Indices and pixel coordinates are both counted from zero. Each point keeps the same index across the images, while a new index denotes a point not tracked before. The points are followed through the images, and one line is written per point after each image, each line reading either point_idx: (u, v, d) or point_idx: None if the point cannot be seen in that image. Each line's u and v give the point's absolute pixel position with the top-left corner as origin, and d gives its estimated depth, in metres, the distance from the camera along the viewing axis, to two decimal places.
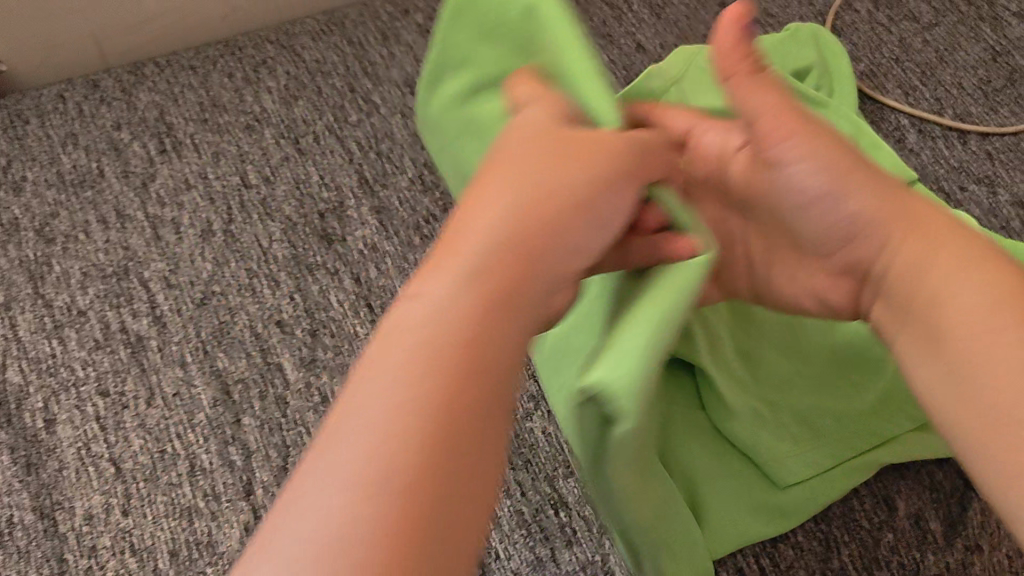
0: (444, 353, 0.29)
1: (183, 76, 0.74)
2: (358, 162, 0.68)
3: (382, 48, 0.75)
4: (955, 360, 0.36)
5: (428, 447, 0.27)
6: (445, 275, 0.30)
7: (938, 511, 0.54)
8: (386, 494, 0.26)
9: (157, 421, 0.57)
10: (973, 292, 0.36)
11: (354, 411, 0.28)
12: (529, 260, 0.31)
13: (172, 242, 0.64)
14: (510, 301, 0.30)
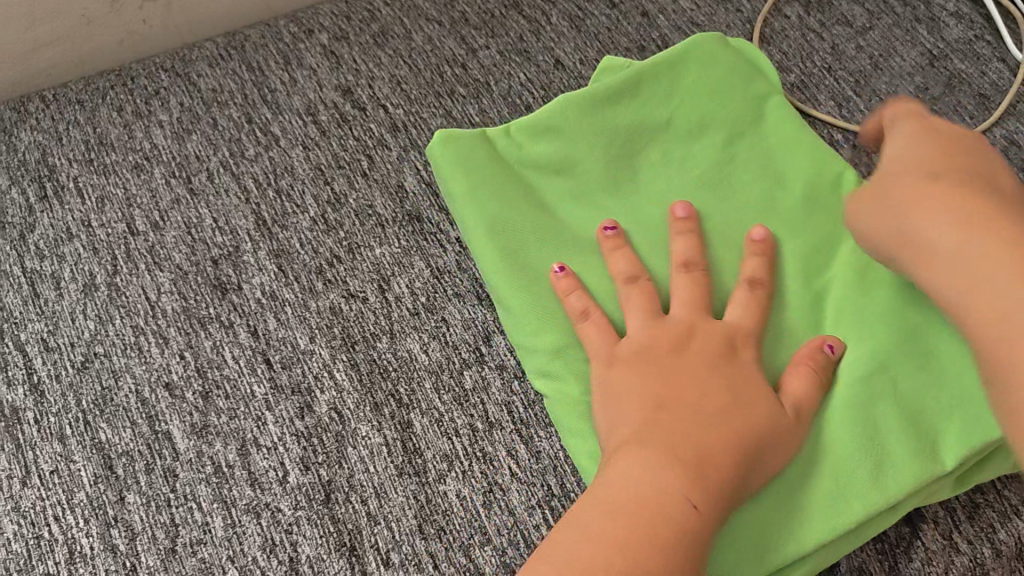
0: (678, 494, 0.42)
1: (68, 111, 0.68)
2: (255, 202, 0.63)
3: (284, 73, 0.70)
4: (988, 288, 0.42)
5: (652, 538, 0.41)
6: (662, 439, 0.44)
7: (881, 564, 0.51)
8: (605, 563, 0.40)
9: (33, 503, 0.52)
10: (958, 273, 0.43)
11: (606, 492, 0.43)
12: (741, 451, 0.45)
13: (51, 299, 0.59)
14: (730, 470, 0.44)
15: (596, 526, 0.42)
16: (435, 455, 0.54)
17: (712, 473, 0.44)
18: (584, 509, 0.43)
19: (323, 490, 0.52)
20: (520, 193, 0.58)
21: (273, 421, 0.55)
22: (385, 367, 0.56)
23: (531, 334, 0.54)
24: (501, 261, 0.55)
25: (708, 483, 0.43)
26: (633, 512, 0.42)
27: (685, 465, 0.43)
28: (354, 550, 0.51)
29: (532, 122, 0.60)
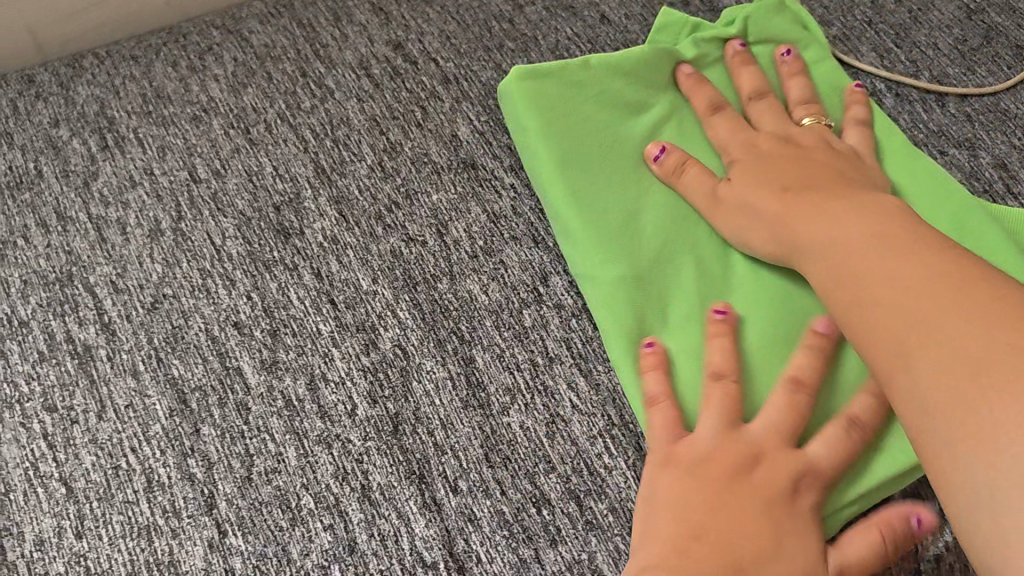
0: None
1: (124, 66, 0.70)
2: (314, 151, 0.64)
3: (335, 29, 0.71)
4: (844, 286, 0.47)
5: None
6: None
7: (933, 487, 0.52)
8: None
9: (110, 436, 0.54)
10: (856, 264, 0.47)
11: None
12: None
13: (118, 243, 0.61)
14: None
15: None
16: (499, 389, 0.55)
17: None
18: None
19: (391, 422, 0.54)
20: (587, 135, 0.60)
21: (340, 356, 0.56)
22: (446, 307, 0.58)
23: (593, 256, 0.57)
24: (567, 190, 0.58)
25: None
26: None
27: None
28: (423, 478, 0.53)
29: (610, 62, 0.63)
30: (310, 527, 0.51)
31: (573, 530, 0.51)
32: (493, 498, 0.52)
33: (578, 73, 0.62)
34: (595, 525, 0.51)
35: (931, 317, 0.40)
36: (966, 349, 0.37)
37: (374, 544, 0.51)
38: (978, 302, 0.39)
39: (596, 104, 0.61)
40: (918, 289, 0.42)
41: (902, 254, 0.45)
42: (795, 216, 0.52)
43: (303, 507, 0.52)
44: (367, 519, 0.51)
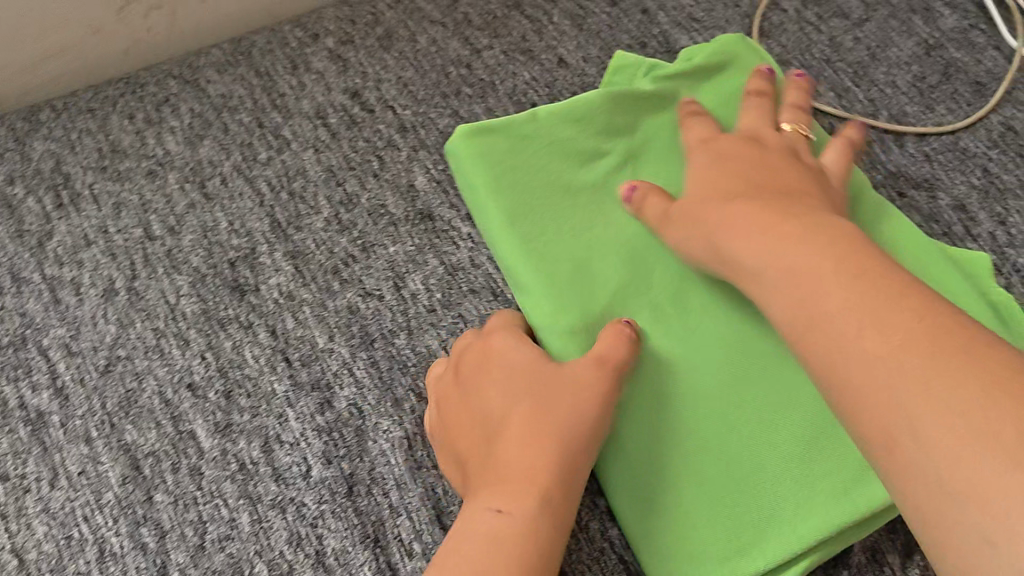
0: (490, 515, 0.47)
1: (80, 120, 0.69)
2: (269, 204, 0.64)
3: (292, 77, 0.71)
4: (796, 288, 0.43)
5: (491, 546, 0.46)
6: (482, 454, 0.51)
7: (893, 544, 0.54)
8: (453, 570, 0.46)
9: (62, 504, 0.53)
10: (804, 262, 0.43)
11: (463, 529, 0.48)
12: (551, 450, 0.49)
13: (72, 305, 0.60)
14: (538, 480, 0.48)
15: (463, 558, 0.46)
16: None
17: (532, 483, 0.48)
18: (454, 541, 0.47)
19: (346, 483, 0.54)
20: (544, 188, 0.60)
21: (295, 417, 0.56)
22: (404, 363, 0.58)
23: (548, 309, 0.56)
24: (519, 244, 0.58)
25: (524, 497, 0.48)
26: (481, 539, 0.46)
27: (504, 489, 0.48)
28: (378, 541, 0.52)
29: (562, 112, 0.62)
30: None
31: None
32: None
33: (527, 126, 0.61)
34: None
35: (905, 353, 0.35)
36: (924, 380, 0.34)
37: None
38: (965, 347, 0.34)
39: (549, 155, 0.61)
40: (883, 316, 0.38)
41: (866, 264, 0.41)
42: (747, 223, 0.49)
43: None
44: None
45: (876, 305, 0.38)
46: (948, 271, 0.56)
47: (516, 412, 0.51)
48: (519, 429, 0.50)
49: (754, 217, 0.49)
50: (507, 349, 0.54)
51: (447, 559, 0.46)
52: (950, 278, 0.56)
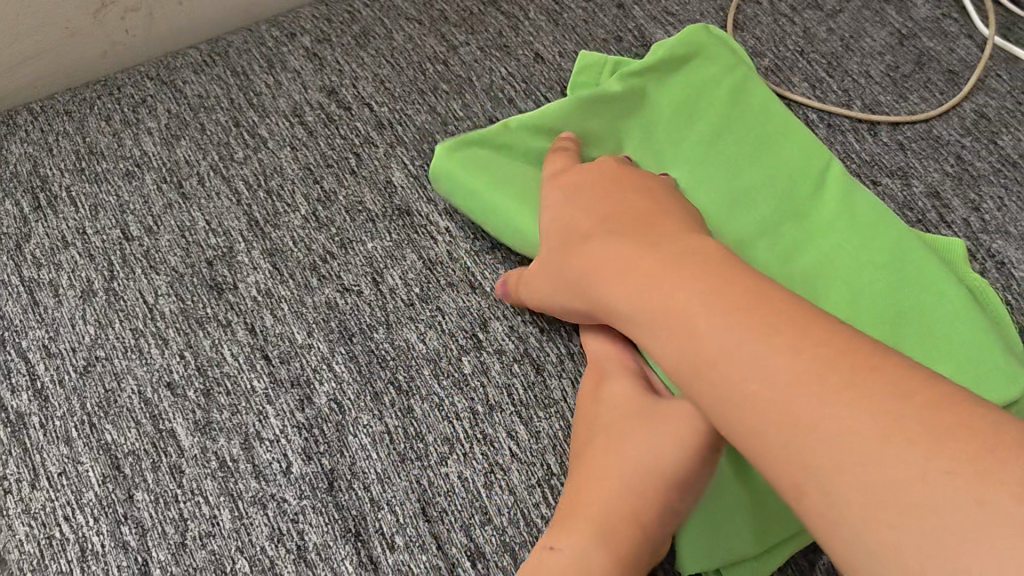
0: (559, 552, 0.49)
1: (56, 122, 0.69)
2: (247, 203, 0.64)
3: (268, 76, 0.71)
4: (673, 323, 0.47)
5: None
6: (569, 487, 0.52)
7: None
8: None
9: (42, 505, 0.53)
10: (678, 293, 0.48)
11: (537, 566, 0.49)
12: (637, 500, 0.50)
13: (50, 306, 0.60)
14: (620, 526, 0.50)
15: None
16: (436, 439, 0.55)
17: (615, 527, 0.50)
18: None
19: (326, 479, 0.54)
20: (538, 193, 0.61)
21: (275, 414, 0.56)
22: (383, 357, 0.58)
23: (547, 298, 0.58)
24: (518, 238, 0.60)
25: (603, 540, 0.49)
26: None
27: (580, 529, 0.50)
28: (359, 535, 0.52)
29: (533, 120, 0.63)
30: None
31: None
32: (430, 552, 0.52)
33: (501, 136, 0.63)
34: None
35: (835, 404, 0.39)
36: (843, 420, 0.39)
37: None
38: (850, 375, 0.40)
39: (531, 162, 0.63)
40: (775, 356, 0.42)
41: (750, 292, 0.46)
42: (625, 267, 0.51)
43: (237, 572, 0.51)
44: None
45: (779, 349, 0.42)
46: (924, 254, 0.57)
47: (604, 456, 0.52)
48: (609, 469, 0.51)
49: (615, 254, 0.53)
50: (609, 387, 0.56)
51: None
52: (925, 262, 0.56)
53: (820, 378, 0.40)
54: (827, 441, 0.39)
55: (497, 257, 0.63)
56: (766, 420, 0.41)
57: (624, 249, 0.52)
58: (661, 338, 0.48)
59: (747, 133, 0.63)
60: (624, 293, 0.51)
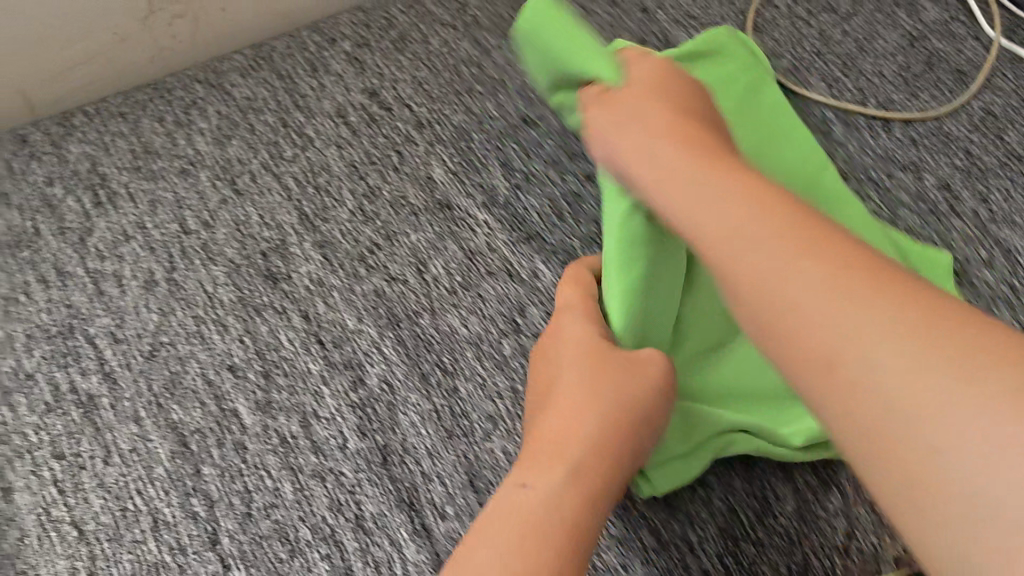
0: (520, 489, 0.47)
1: (112, 123, 0.73)
2: (297, 199, 0.68)
3: (312, 79, 0.75)
4: (676, 184, 0.44)
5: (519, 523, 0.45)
6: (528, 437, 0.51)
7: None
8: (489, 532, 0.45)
9: (116, 479, 0.57)
10: (688, 160, 0.45)
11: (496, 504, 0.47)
12: (585, 434, 0.48)
13: (115, 295, 0.64)
14: (577, 451, 0.48)
15: (488, 544, 0.44)
16: (481, 416, 0.59)
17: (561, 455, 0.48)
18: (485, 518, 0.46)
19: (380, 453, 0.58)
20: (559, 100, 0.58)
21: (330, 394, 0.60)
22: (429, 341, 0.62)
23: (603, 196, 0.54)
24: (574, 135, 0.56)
25: (555, 473, 0.47)
26: (506, 513, 0.46)
27: (528, 467, 0.48)
28: (413, 505, 0.56)
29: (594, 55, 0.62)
30: (308, 557, 0.54)
31: None
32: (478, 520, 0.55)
33: None
34: None
35: (844, 285, 0.34)
36: (836, 288, 0.34)
37: (368, 572, 0.54)
38: (869, 270, 0.35)
39: None
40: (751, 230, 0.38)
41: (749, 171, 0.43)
42: (643, 131, 0.48)
43: (301, 539, 0.55)
44: (361, 547, 0.55)
45: (777, 225, 0.38)
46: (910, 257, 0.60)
47: (565, 393, 0.51)
48: (560, 399, 0.51)
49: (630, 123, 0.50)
50: (566, 325, 0.55)
51: (472, 542, 0.45)
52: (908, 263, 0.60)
53: (801, 251, 0.36)
54: (813, 309, 0.34)
55: (533, 246, 0.65)
56: (760, 287, 0.37)
57: (648, 116, 0.49)
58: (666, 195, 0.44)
59: (761, 126, 0.66)
60: (650, 152, 0.47)
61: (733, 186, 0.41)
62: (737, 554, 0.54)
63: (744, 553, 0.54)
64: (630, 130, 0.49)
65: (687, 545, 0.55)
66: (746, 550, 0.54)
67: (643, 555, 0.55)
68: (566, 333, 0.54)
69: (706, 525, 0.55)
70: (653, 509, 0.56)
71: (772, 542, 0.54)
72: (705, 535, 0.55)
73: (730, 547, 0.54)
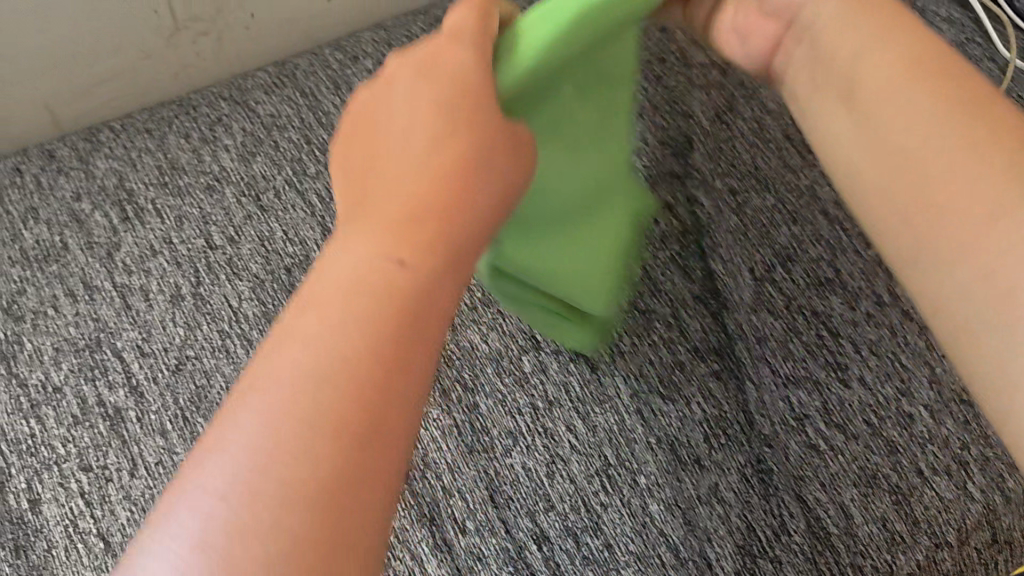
0: (381, 261, 0.32)
1: (138, 139, 0.74)
2: (321, 216, 0.69)
3: (335, 96, 0.76)
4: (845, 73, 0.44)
5: (364, 356, 0.30)
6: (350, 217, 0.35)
7: (919, 495, 0.56)
8: (339, 367, 0.30)
9: (142, 491, 0.58)
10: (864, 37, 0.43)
11: (280, 363, 0.30)
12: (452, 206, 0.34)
13: (142, 310, 0.65)
14: (436, 227, 0.33)
15: (303, 350, 0.30)
16: (501, 432, 0.60)
17: (424, 242, 0.33)
18: (283, 346, 0.30)
19: None
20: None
21: None
22: (450, 357, 0.63)
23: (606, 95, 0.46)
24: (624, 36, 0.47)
25: (404, 258, 0.32)
26: (324, 359, 0.29)
27: (375, 234, 0.33)
28: (434, 519, 0.57)
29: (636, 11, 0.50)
30: None
31: (572, 565, 0.56)
32: (498, 536, 0.56)
33: None
34: (592, 560, 0.56)
35: (959, 130, 0.38)
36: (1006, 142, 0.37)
37: None
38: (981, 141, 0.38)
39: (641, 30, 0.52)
40: (929, 120, 0.39)
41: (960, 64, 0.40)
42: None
43: None
44: None
45: (908, 85, 0.41)
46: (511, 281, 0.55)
47: (425, 120, 0.35)
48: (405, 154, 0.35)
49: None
50: (445, 67, 0.37)
51: (282, 383, 0.29)
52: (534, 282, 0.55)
53: (954, 125, 0.39)
54: (930, 170, 0.39)
55: None
56: (965, 130, 0.38)
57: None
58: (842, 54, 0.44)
59: None
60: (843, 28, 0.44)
61: (896, 51, 0.42)
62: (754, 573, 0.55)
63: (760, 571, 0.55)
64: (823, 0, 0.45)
65: (706, 562, 0.56)
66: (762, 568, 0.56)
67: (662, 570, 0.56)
68: (417, 105, 0.36)
69: (723, 541, 0.56)
70: (672, 525, 0.57)
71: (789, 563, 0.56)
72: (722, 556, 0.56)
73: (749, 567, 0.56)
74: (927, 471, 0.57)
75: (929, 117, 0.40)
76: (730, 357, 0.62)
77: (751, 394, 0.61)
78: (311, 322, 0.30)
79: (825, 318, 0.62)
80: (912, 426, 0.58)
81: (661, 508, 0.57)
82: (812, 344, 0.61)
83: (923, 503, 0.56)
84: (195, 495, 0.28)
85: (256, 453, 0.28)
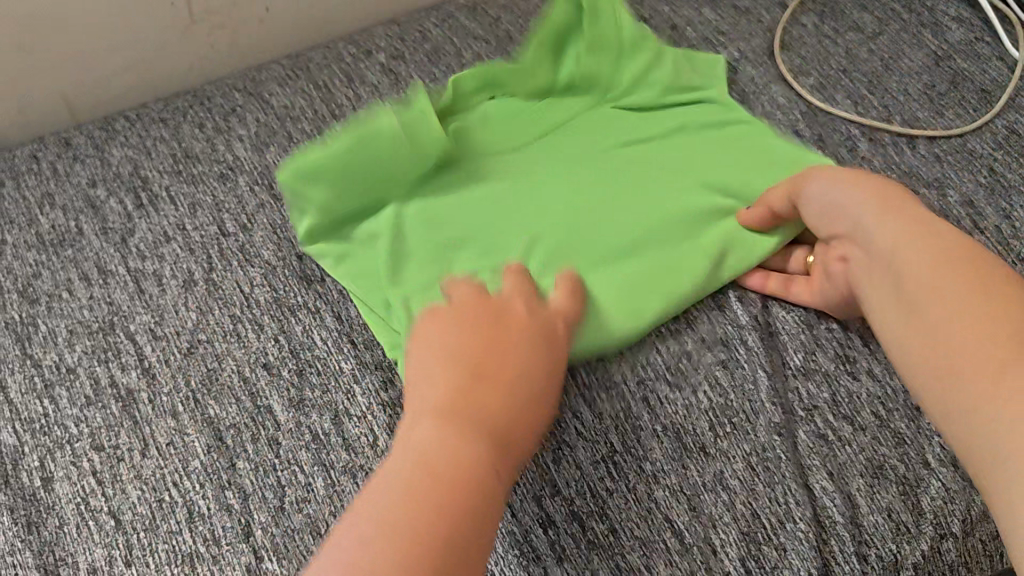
0: (416, 477, 0.45)
1: (153, 129, 0.75)
2: None
3: (348, 90, 0.77)
4: (879, 250, 0.53)
5: (422, 518, 0.42)
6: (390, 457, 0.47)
7: (927, 490, 0.57)
8: (396, 521, 0.42)
9: (153, 471, 0.58)
10: (865, 216, 0.55)
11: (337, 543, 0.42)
12: (462, 456, 0.46)
13: (155, 294, 0.66)
14: (450, 455, 0.46)
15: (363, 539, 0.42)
16: None
17: (444, 483, 0.44)
18: (366, 531, 0.42)
19: None
20: (400, 134, 0.65)
21: (361, 392, 0.61)
22: None
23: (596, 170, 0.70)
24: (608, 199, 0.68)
25: (434, 484, 0.44)
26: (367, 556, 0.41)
27: (397, 476, 0.45)
28: None
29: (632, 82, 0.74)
30: None
31: (577, 550, 0.55)
32: (504, 520, 0.56)
33: (603, 163, 0.70)
34: (597, 544, 0.55)
35: (946, 278, 0.49)
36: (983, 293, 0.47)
37: None
38: (994, 296, 0.47)
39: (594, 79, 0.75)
40: (946, 287, 0.49)
41: (940, 236, 0.52)
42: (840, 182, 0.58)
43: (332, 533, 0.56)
44: None
45: (936, 266, 0.50)
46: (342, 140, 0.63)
47: (451, 394, 0.50)
48: (431, 413, 0.49)
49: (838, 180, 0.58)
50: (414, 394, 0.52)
51: (363, 563, 0.41)
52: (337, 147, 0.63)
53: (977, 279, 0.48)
54: (942, 312, 0.48)
55: None
56: (953, 284, 0.48)
57: (869, 178, 0.57)
58: (852, 215, 0.56)
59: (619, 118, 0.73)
60: (844, 195, 0.57)
61: (902, 227, 0.53)
62: (760, 560, 0.55)
63: (766, 559, 0.55)
64: (864, 203, 0.55)
65: (711, 548, 0.55)
66: (768, 554, 0.55)
67: (666, 555, 0.55)
68: (427, 403, 0.50)
69: (729, 527, 0.56)
70: (678, 510, 0.56)
71: (796, 552, 0.55)
72: (728, 542, 0.55)
73: (754, 554, 0.55)
74: (933, 462, 0.58)
75: (951, 281, 0.49)
76: (736, 349, 0.62)
77: (762, 384, 0.60)
78: (371, 528, 0.42)
79: (833, 312, 0.64)
80: (919, 418, 0.59)
81: (667, 493, 0.57)
82: (821, 338, 0.63)
83: (930, 494, 0.57)
84: (332, 543, 0.43)
85: (360, 505, 0.44)
